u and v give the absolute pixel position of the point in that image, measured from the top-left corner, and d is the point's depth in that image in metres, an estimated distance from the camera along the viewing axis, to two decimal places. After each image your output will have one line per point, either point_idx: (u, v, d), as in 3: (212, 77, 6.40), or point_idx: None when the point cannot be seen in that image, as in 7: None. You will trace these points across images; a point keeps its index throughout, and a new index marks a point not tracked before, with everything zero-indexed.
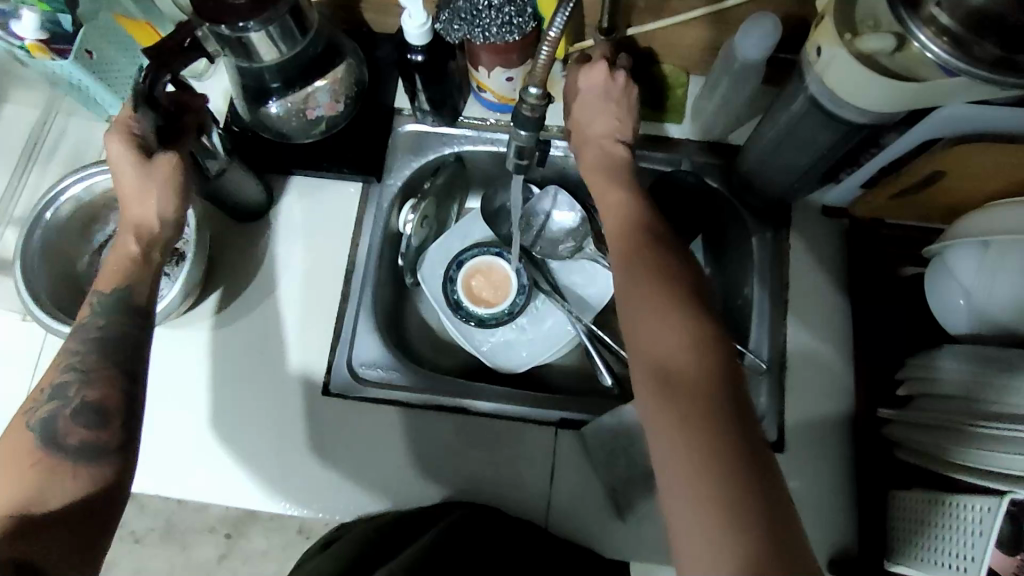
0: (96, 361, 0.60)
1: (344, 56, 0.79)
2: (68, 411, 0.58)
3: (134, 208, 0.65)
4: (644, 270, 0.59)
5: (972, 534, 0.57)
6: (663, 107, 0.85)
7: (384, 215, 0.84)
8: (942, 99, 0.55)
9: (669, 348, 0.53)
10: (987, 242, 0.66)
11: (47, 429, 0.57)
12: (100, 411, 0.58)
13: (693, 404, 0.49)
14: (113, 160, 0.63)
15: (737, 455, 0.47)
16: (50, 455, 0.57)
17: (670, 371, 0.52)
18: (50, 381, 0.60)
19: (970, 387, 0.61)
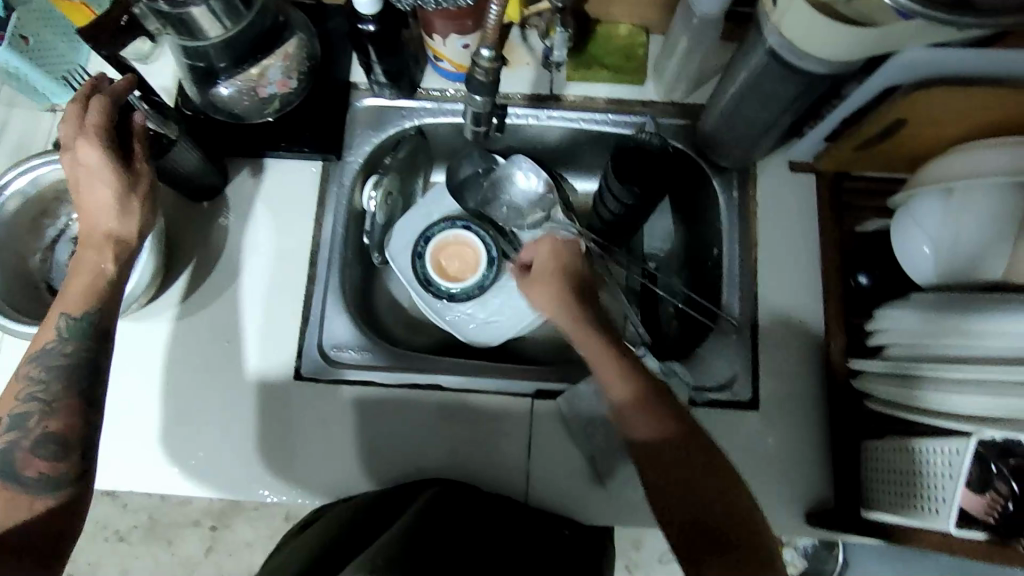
0: (60, 391, 0.58)
1: (293, 30, 0.77)
2: (29, 442, 0.56)
3: (99, 218, 0.62)
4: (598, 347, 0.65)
5: (943, 477, 0.57)
6: (624, 67, 0.82)
7: (347, 193, 0.82)
8: (899, 42, 0.55)
9: (644, 424, 0.60)
10: (950, 188, 0.66)
11: (5, 464, 0.56)
12: (59, 441, 0.57)
13: (681, 474, 0.57)
14: (87, 167, 0.60)
15: (728, 507, 0.56)
16: (14, 490, 0.55)
17: (656, 447, 0.59)
18: (7, 409, 0.58)
19: (937, 332, 0.62)
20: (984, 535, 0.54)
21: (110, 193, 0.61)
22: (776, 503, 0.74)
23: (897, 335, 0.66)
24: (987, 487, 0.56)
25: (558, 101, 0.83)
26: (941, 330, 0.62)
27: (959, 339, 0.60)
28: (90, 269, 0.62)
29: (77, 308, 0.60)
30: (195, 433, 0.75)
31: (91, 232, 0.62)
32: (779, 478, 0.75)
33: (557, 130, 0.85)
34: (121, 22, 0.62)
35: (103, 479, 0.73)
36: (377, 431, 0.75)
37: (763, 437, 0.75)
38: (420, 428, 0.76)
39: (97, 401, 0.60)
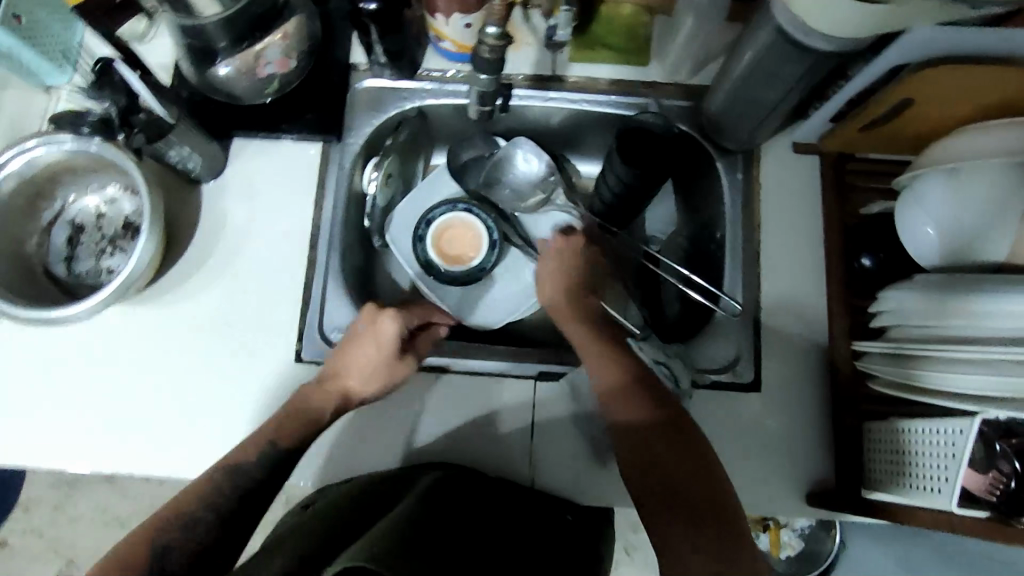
0: (232, 512, 0.60)
1: (294, 11, 0.75)
2: (188, 536, 0.57)
3: (353, 377, 0.69)
4: (592, 350, 0.69)
5: (946, 456, 0.57)
6: (627, 48, 0.82)
7: (347, 174, 0.80)
8: (909, 20, 0.54)
9: (638, 426, 0.64)
10: (954, 170, 0.66)
11: (162, 558, 0.55)
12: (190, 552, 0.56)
13: (668, 471, 0.61)
14: (377, 337, 0.69)
15: (713, 507, 0.59)
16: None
17: (648, 448, 0.62)
18: (186, 507, 0.59)
19: (939, 312, 0.62)
20: (985, 513, 0.55)
21: (372, 364, 0.69)
22: (777, 483, 0.75)
23: (900, 316, 0.66)
24: (990, 467, 0.57)
25: (561, 82, 0.83)
26: (950, 312, 0.61)
27: (963, 320, 0.60)
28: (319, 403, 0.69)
29: (289, 439, 0.66)
30: (196, 418, 0.74)
31: (357, 380, 0.69)
32: (780, 460, 0.75)
33: (561, 112, 0.84)
34: None
35: (104, 463, 0.73)
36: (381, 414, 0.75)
37: (765, 419, 0.76)
38: (423, 410, 0.76)
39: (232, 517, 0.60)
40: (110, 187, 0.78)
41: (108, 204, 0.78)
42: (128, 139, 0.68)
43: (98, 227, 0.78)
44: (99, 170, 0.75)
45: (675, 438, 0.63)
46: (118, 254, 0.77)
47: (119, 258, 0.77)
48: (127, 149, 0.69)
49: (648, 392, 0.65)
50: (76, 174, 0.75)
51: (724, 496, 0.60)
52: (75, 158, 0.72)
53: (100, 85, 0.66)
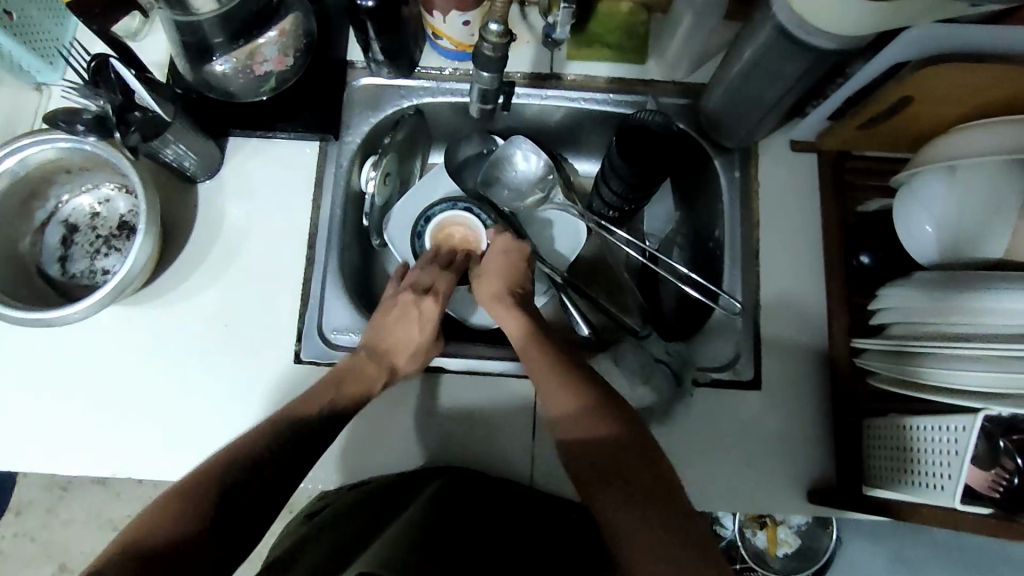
0: (293, 440, 0.59)
1: (290, 7, 0.74)
2: (254, 479, 0.54)
3: (396, 343, 0.71)
4: (543, 366, 0.64)
5: (949, 453, 0.57)
6: (626, 46, 0.82)
7: (345, 174, 0.80)
8: (911, 18, 0.54)
9: (596, 439, 0.58)
10: (953, 167, 0.66)
11: (242, 463, 0.55)
12: (269, 496, 0.54)
13: (618, 481, 0.54)
14: (426, 310, 0.73)
15: (668, 509, 0.52)
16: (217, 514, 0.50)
17: (606, 458, 0.56)
18: (264, 432, 0.59)
19: (939, 309, 0.62)
20: (988, 510, 0.55)
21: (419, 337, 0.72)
22: (779, 482, 0.75)
23: (901, 315, 0.66)
24: (994, 464, 0.57)
25: (559, 80, 0.82)
26: (956, 309, 0.61)
27: (962, 318, 0.60)
28: (364, 376, 0.69)
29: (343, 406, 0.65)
30: (193, 419, 0.73)
31: (398, 350, 0.71)
32: (781, 458, 0.75)
33: (558, 109, 0.84)
34: None
35: (101, 465, 0.72)
36: (381, 413, 0.75)
37: (765, 417, 0.76)
38: (422, 410, 0.75)
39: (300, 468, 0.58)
40: (105, 187, 0.77)
41: (103, 204, 0.77)
42: (123, 138, 0.65)
43: (93, 227, 0.77)
44: (93, 169, 0.75)
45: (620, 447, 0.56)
46: (113, 254, 0.77)
47: (115, 258, 0.76)
48: (123, 149, 0.68)
49: (598, 402, 0.60)
50: (70, 173, 0.74)
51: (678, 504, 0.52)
52: (70, 158, 0.71)
53: (95, 84, 0.65)
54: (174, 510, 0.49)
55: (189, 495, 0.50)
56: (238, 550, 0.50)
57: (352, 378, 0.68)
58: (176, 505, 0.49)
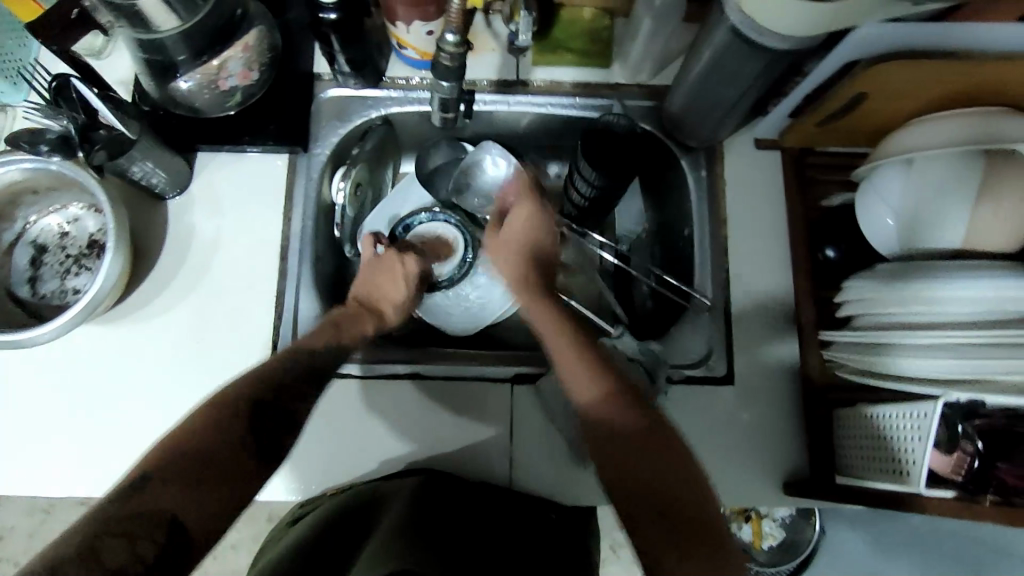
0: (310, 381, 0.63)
1: (253, 23, 0.75)
2: (281, 401, 0.60)
3: (381, 290, 0.76)
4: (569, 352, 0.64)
5: (913, 439, 0.58)
6: (589, 51, 0.83)
7: (315, 185, 0.81)
8: (857, 18, 0.56)
9: (621, 433, 0.58)
10: (910, 160, 0.68)
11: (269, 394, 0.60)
12: (293, 419, 0.61)
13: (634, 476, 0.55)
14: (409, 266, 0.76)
15: (687, 511, 0.53)
16: (250, 431, 0.57)
17: (630, 456, 0.56)
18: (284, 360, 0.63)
19: (898, 300, 0.63)
20: (952, 494, 0.57)
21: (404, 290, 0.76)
22: (755, 475, 0.76)
23: (863, 305, 0.68)
24: (955, 447, 0.58)
25: (525, 86, 0.83)
26: (914, 299, 0.62)
27: (922, 307, 0.62)
28: (357, 317, 0.72)
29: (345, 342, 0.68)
30: None
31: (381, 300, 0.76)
32: (758, 451, 0.76)
33: (524, 116, 0.85)
34: (72, 14, 0.63)
35: (76, 485, 0.72)
36: (359, 422, 0.75)
37: (739, 412, 0.77)
38: (400, 417, 0.75)
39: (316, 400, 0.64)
40: (73, 206, 0.77)
41: (72, 223, 0.77)
42: (88, 157, 0.66)
43: (62, 246, 0.77)
44: (61, 189, 0.74)
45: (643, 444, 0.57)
46: (84, 273, 0.76)
47: (85, 277, 0.76)
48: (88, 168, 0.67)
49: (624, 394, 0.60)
50: (36, 193, 0.74)
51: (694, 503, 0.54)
52: (35, 178, 0.71)
53: (57, 103, 0.65)
54: (209, 422, 0.55)
55: (227, 413, 0.56)
56: (267, 460, 0.58)
57: (349, 320, 0.71)
58: (215, 420, 0.56)
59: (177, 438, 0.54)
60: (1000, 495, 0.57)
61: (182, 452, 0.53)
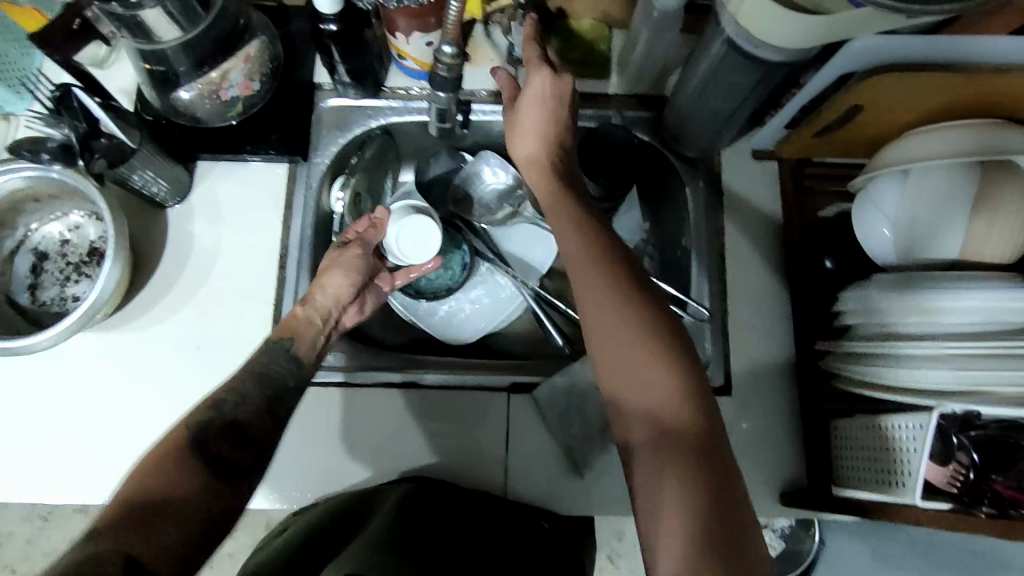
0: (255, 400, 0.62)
1: (255, 33, 0.76)
2: (218, 424, 0.59)
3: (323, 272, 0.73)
4: (596, 280, 0.57)
5: (909, 451, 0.58)
6: (587, 62, 0.83)
7: (314, 195, 0.81)
8: (850, 30, 0.56)
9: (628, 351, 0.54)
10: (907, 171, 0.68)
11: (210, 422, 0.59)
12: (244, 432, 0.60)
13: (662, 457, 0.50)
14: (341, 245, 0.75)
15: (687, 440, 0.50)
16: (193, 460, 0.56)
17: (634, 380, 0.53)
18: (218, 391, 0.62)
19: (895, 310, 0.63)
20: (948, 506, 0.56)
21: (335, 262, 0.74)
22: (752, 486, 0.76)
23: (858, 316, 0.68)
24: (950, 458, 0.59)
25: None
26: (910, 309, 0.62)
27: (920, 317, 0.62)
28: (303, 316, 0.69)
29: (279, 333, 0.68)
30: None
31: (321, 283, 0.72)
32: (756, 461, 0.76)
33: None
34: (74, 24, 0.63)
35: (72, 493, 0.72)
36: (355, 431, 0.75)
37: (737, 422, 0.77)
38: (397, 426, 0.75)
39: (279, 414, 0.63)
40: (74, 214, 0.77)
41: (73, 231, 0.78)
42: (88, 165, 0.66)
43: (63, 254, 0.77)
44: (62, 198, 0.75)
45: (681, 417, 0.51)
46: (84, 280, 0.77)
47: (86, 285, 0.77)
48: (88, 175, 0.68)
49: (675, 359, 0.53)
50: (37, 201, 0.74)
51: (733, 490, 0.50)
52: (36, 187, 0.72)
53: (58, 111, 0.65)
54: (154, 469, 0.55)
55: (162, 454, 0.56)
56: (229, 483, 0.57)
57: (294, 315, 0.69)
58: (153, 468, 0.55)
59: (121, 489, 0.53)
60: (995, 507, 0.55)
61: (129, 502, 0.51)
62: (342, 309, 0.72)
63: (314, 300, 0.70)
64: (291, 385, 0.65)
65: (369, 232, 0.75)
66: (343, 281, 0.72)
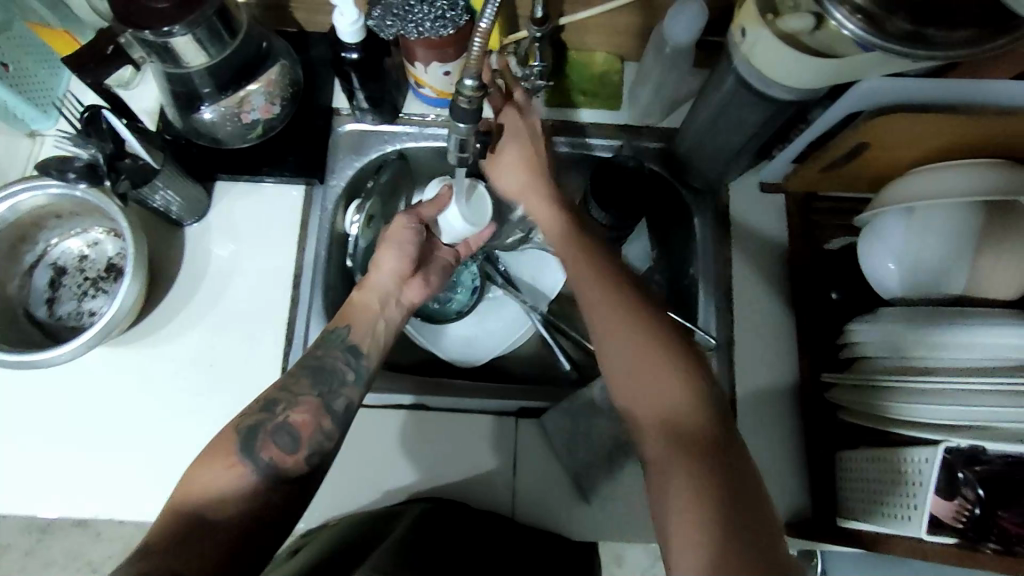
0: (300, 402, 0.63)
1: (277, 58, 0.78)
2: (267, 427, 0.61)
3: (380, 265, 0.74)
4: (614, 287, 0.65)
5: (915, 485, 0.59)
6: (600, 94, 0.86)
7: (330, 216, 0.83)
8: (860, 72, 0.58)
9: (641, 349, 0.61)
10: (912, 208, 0.70)
11: (251, 434, 0.60)
12: (295, 435, 0.62)
13: (703, 494, 0.53)
14: (397, 229, 0.76)
15: (699, 426, 0.57)
16: (244, 464, 0.59)
17: (652, 371, 0.60)
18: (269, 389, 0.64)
19: (904, 345, 0.64)
20: (953, 540, 0.57)
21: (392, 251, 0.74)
22: None
23: (859, 347, 0.69)
24: (956, 494, 0.57)
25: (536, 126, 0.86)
26: (921, 343, 0.63)
27: (930, 351, 0.62)
28: (363, 301, 0.71)
29: (333, 325, 0.69)
30: (176, 459, 0.74)
31: (377, 276, 0.73)
32: None
33: None
34: (107, 50, 0.65)
35: (81, 507, 0.72)
36: (361, 452, 0.75)
37: None
38: (402, 446, 0.76)
39: (334, 408, 0.64)
40: (94, 230, 0.79)
41: (91, 246, 0.79)
42: (112, 186, 0.68)
43: (81, 269, 0.78)
44: (83, 213, 0.76)
45: (718, 453, 0.55)
46: (101, 295, 0.78)
47: (102, 300, 0.78)
48: (113, 195, 0.69)
49: (704, 399, 0.58)
50: (59, 217, 0.76)
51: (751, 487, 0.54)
52: (59, 203, 0.73)
53: (87, 133, 0.67)
54: (205, 480, 0.58)
55: (215, 458, 0.59)
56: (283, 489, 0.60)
57: (355, 309, 0.71)
58: (209, 469, 0.59)
59: (176, 496, 0.58)
60: (1002, 543, 0.57)
61: (177, 511, 0.56)
62: (402, 287, 0.74)
63: (372, 283, 0.73)
64: (348, 381, 0.66)
65: (425, 209, 0.78)
66: (397, 261, 0.74)
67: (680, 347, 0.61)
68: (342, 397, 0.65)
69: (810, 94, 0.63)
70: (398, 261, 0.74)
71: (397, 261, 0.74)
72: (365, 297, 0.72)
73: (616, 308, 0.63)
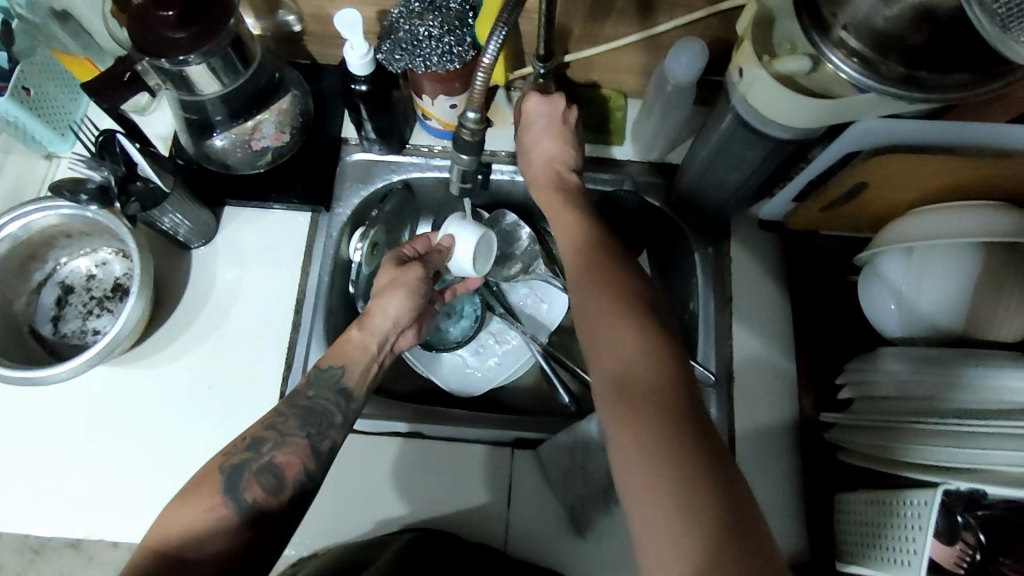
0: (295, 427, 0.64)
1: (288, 88, 0.81)
2: (258, 464, 0.61)
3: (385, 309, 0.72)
4: (598, 288, 0.63)
5: (912, 528, 0.58)
6: (605, 130, 0.88)
7: (334, 244, 0.84)
8: (855, 114, 0.59)
9: (615, 338, 0.58)
10: (910, 248, 0.69)
11: (231, 480, 0.60)
12: (280, 475, 0.61)
13: (682, 503, 0.47)
14: (400, 275, 0.73)
15: (645, 393, 0.53)
16: (227, 504, 0.59)
17: (619, 362, 0.56)
18: (259, 420, 0.64)
19: (917, 386, 0.63)
20: None
21: (406, 299, 0.73)
22: None
23: (859, 386, 0.68)
24: (957, 538, 0.58)
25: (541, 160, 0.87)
26: (928, 386, 0.63)
27: (944, 396, 0.61)
28: (360, 340, 0.70)
29: (326, 361, 0.68)
30: (171, 480, 0.74)
31: (382, 320, 0.72)
32: None
33: None
34: (124, 77, 0.65)
35: (74, 527, 0.72)
36: (358, 480, 0.75)
37: None
38: (398, 477, 0.76)
39: (320, 450, 0.64)
40: (103, 250, 0.80)
41: (99, 266, 0.80)
42: (123, 207, 0.69)
43: (88, 288, 0.80)
44: (93, 235, 0.78)
45: (686, 421, 0.51)
46: (105, 315, 0.79)
47: (106, 319, 0.79)
48: (121, 217, 0.71)
49: (660, 362, 0.55)
50: (70, 238, 0.77)
51: (725, 473, 0.49)
52: (70, 223, 0.75)
53: (102, 155, 0.68)
54: (188, 515, 0.58)
55: (197, 496, 0.59)
56: (259, 525, 0.60)
57: (351, 346, 0.70)
58: (190, 501, 0.59)
59: (157, 530, 0.58)
60: None
61: (161, 545, 0.57)
62: (398, 335, 0.73)
63: (371, 325, 0.71)
64: (336, 422, 0.66)
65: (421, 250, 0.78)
66: (402, 305, 0.72)
67: (660, 330, 0.58)
68: (329, 439, 0.65)
69: (805, 132, 0.64)
70: (410, 308, 0.73)
71: (403, 308, 0.72)
72: (365, 334, 0.71)
73: (598, 293, 0.62)
